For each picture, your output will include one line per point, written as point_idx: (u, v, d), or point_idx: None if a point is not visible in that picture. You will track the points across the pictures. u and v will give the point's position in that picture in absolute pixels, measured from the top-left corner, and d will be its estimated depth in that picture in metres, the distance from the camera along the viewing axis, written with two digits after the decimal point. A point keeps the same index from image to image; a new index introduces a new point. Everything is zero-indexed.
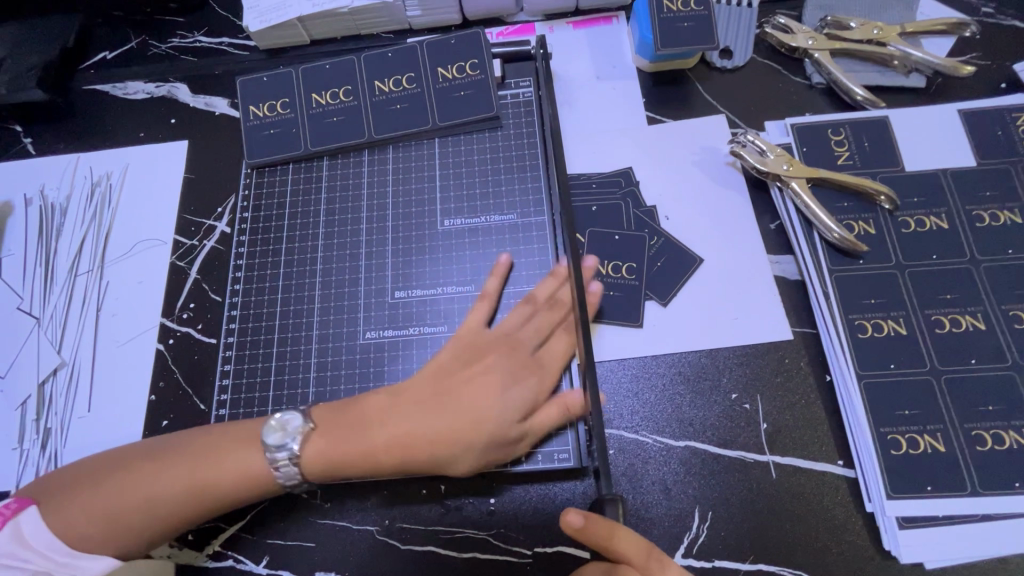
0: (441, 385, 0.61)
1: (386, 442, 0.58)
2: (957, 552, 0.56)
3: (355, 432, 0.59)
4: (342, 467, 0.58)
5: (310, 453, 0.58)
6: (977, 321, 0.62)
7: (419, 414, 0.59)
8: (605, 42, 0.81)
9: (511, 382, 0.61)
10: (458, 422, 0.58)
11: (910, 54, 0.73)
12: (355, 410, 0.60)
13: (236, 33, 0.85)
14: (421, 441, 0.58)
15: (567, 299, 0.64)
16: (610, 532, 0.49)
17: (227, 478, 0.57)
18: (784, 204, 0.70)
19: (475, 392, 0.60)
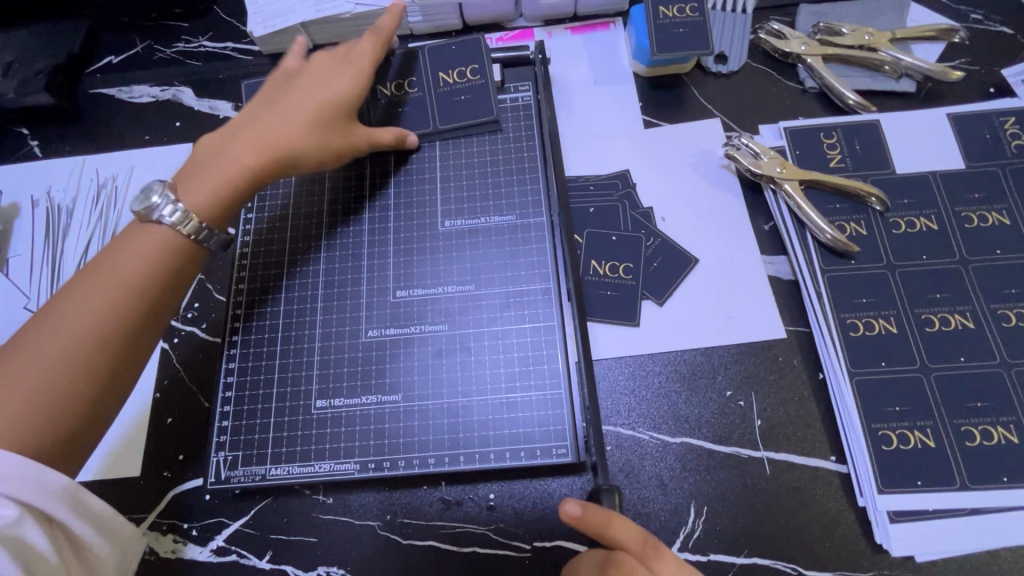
0: (269, 96, 0.68)
1: (250, 149, 0.62)
2: (946, 546, 0.58)
3: (218, 149, 0.63)
4: (228, 180, 0.61)
5: (194, 198, 0.59)
6: (965, 319, 0.64)
7: (263, 117, 0.65)
8: (602, 47, 0.82)
9: (334, 74, 0.69)
10: (294, 117, 0.65)
11: (901, 59, 0.75)
12: (203, 161, 0.63)
13: (240, 38, 0.87)
14: (282, 137, 0.64)
15: (390, 27, 0.73)
16: (607, 520, 0.50)
17: (119, 265, 0.56)
18: (777, 205, 0.71)
19: (301, 89, 0.67)
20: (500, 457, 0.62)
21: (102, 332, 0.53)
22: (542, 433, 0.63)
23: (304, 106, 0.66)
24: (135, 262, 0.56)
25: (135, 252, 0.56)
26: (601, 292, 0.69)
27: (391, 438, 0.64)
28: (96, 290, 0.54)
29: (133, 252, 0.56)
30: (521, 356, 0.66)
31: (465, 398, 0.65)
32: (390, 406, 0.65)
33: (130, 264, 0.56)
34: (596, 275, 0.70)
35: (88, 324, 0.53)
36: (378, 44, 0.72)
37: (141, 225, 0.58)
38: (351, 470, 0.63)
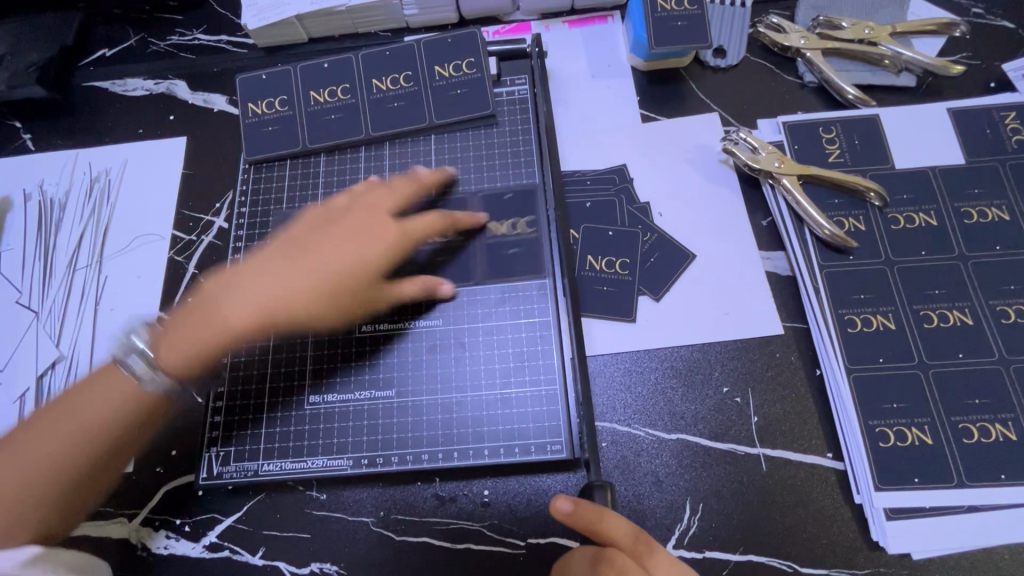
0: (292, 243, 0.65)
1: (242, 315, 0.61)
2: (944, 544, 0.57)
3: (212, 300, 0.62)
4: (202, 345, 0.60)
5: (166, 356, 0.59)
6: (964, 316, 0.63)
7: (267, 273, 0.63)
8: (600, 41, 0.82)
9: (363, 239, 0.65)
10: (300, 277, 0.62)
11: (901, 53, 0.74)
12: (196, 304, 0.62)
13: (235, 31, 0.86)
14: (283, 300, 0.61)
15: (425, 228, 0.67)
16: (598, 516, 0.51)
17: (101, 401, 0.57)
18: (774, 200, 0.71)
19: (325, 245, 0.64)
20: (494, 454, 0.62)
21: (106, 425, 0.56)
22: (537, 430, 0.62)
23: (320, 262, 0.63)
24: (120, 381, 0.58)
25: (118, 412, 0.57)
26: (597, 288, 0.69)
27: (384, 433, 0.64)
28: (96, 403, 0.57)
29: (116, 413, 0.57)
30: (515, 352, 0.65)
31: (459, 393, 0.64)
32: (384, 401, 0.65)
33: (112, 423, 0.56)
34: (592, 270, 0.69)
35: (94, 418, 0.56)
36: (438, 224, 0.67)
37: (119, 368, 0.58)
38: (344, 466, 0.63)
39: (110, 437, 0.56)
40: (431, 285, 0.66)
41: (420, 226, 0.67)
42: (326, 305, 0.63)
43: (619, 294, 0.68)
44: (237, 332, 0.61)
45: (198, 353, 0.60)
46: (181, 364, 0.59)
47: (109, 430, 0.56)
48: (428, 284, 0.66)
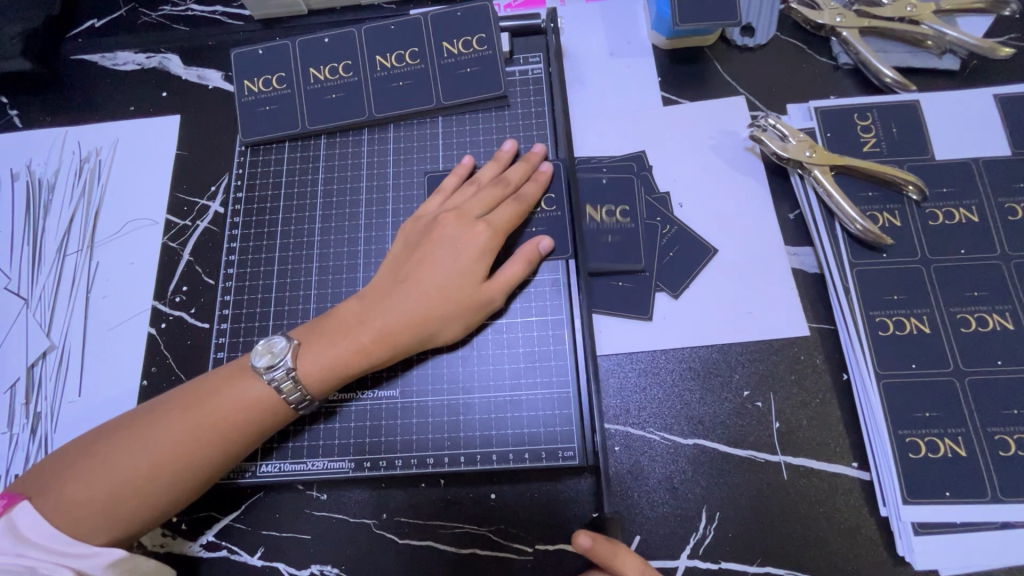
0: (403, 262, 0.61)
1: (367, 343, 0.58)
2: (974, 561, 0.54)
3: (346, 326, 0.59)
4: (344, 367, 0.57)
5: (306, 368, 0.57)
6: (1004, 320, 0.59)
7: (392, 296, 0.59)
8: (620, 15, 0.76)
9: (462, 248, 0.60)
10: (427, 295, 0.59)
11: (945, 33, 0.69)
12: (331, 320, 0.59)
13: (230, 1, 0.81)
14: (403, 325, 0.58)
15: (534, 193, 0.64)
16: (614, 553, 0.50)
17: (242, 401, 0.56)
18: (803, 191, 0.66)
19: (436, 258, 0.60)
20: (503, 458, 0.59)
21: (197, 449, 0.54)
22: (547, 435, 0.60)
23: (436, 275, 0.59)
24: (214, 400, 0.56)
25: (251, 416, 0.56)
26: (602, 240, 0.65)
27: (388, 435, 0.61)
28: (185, 428, 0.54)
29: (245, 416, 0.56)
30: (526, 351, 0.62)
31: (466, 395, 0.61)
32: (387, 402, 0.62)
33: (234, 423, 0.55)
34: (595, 222, 0.66)
35: (178, 444, 0.54)
36: (518, 212, 0.62)
37: (252, 370, 0.57)
38: (346, 468, 0.60)
39: (225, 441, 0.55)
40: (532, 255, 0.61)
41: (511, 214, 0.62)
42: (454, 319, 0.59)
43: (624, 244, 0.65)
44: (380, 354, 0.58)
45: (333, 375, 0.57)
46: (320, 383, 0.57)
47: (237, 427, 0.55)
48: (528, 257, 0.61)
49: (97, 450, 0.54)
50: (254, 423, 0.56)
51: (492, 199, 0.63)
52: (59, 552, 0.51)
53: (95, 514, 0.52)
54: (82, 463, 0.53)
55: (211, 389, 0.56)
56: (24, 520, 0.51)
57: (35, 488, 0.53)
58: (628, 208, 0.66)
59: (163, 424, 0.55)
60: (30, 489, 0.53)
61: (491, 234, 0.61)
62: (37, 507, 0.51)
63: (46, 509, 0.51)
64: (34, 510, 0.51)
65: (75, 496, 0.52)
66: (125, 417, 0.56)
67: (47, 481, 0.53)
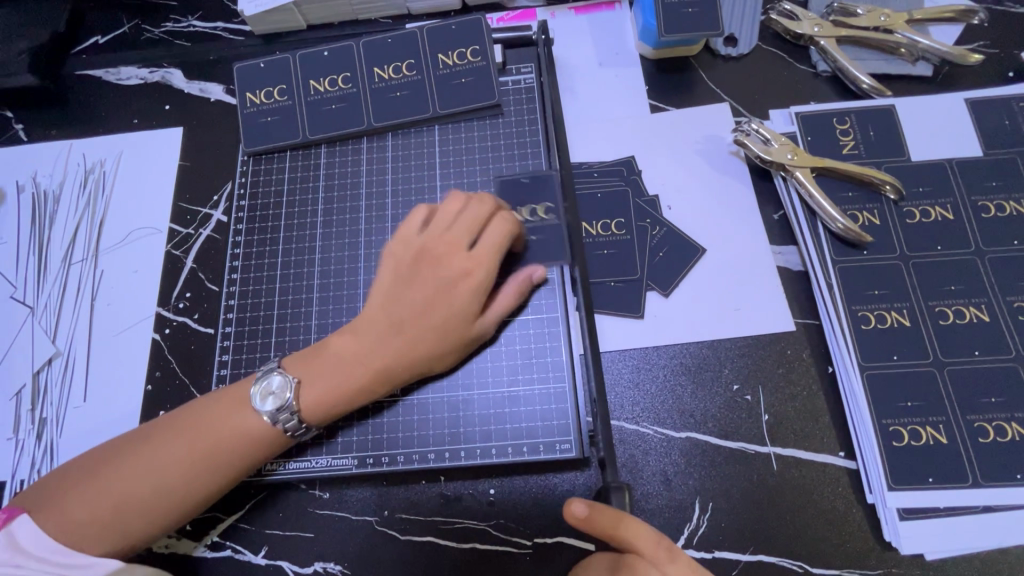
0: (398, 294, 0.60)
1: (366, 378, 0.59)
2: (958, 544, 0.56)
3: (341, 363, 0.59)
4: (343, 403, 0.59)
5: (308, 403, 0.58)
6: (980, 312, 0.62)
7: (387, 334, 0.59)
8: (608, 27, 0.80)
9: (460, 284, 0.59)
10: (426, 337, 0.59)
11: (918, 41, 0.72)
12: (329, 353, 0.60)
13: (231, 17, 0.84)
14: (400, 364, 0.59)
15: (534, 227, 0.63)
16: (617, 520, 0.48)
17: (244, 432, 0.57)
18: (786, 192, 0.69)
19: (433, 295, 0.59)
20: (502, 452, 0.61)
21: (199, 476, 0.56)
22: (545, 429, 0.61)
23: (431, 310, 0.59)
24: (217, 431, 0.57)
25: (251, 444, 0.57)
26: (598, 253, 0.68)
27: (390, 432, 0.63)
28: (189, 455, 0.56)
29: (246, 444, 0.57)
30: (523, 349, 0.64)
31: (466, 391, 0.63)
32: (388, 399, 0.64)
33: (237, 453, 0.57)
34: (591, 237, 0.69)
35: (182, 471, 0.55)
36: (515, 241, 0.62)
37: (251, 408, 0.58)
38: (349, 465, 0.62)
39: (228, 469, 0.57)
40: (526, 282, 0.63)
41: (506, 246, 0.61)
42: (451, 357, 0.61)
43: (620, 256, 0.68)
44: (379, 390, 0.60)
45: (334, 411, 0.59)
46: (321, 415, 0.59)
47: (239, 453, 0.57)
48: (522, 286, 0.63)
49: (98, 470, 0.55)
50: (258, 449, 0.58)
51: (489, 224, 0.61)
52: (58, 563, 0.52)
53: (96, 532, 0.53)
54: (84, 482, 0.54)
55: (212, 417, 0.58)
56: (22, 532, 0.52)
57: (37, 500, 0.54)
58: (621, 221, 0.69)
59: (166, 449, 0.56)
60: (30, 502, 0.54)
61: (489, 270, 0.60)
62: (39, 522, 0.53)
63: (48, 524, 0.53)
64: (34, 523, 0.52)
65: (77, 514, 0.53)
66: (127, 436, 0.58)
67: (49, 496, 0.54)
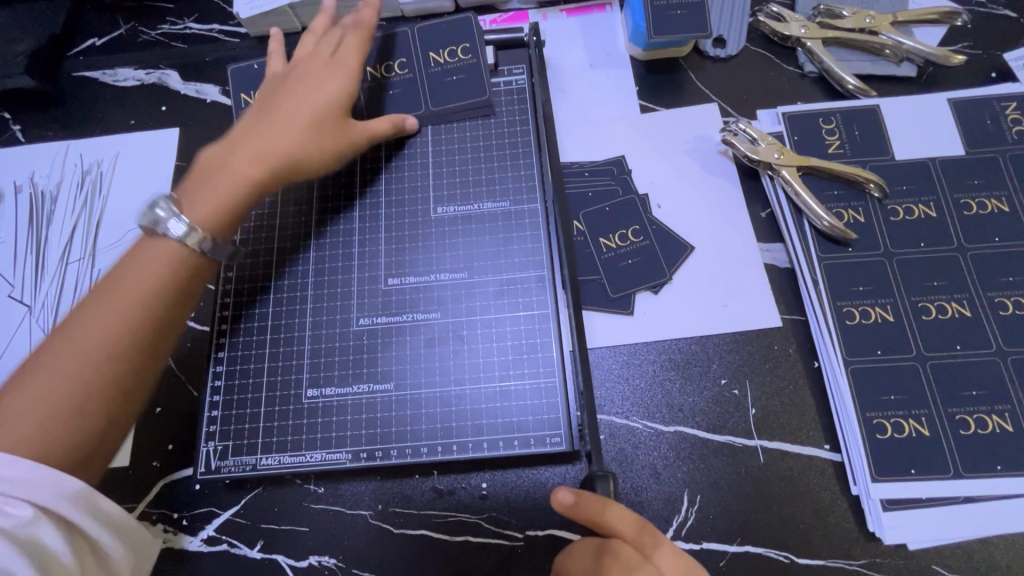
0: (262, 104, 0.66)
1: (252, 156, 0.61)
2: (940, 534, 0.57)
3: (225, 151, 0.62)
4: (232, 199, 0.59)
5: (200, 211, 0.57)
6: (962, 308, 0.63)
7: (259, 134, 0.63)
8: (599, 29, 0.81)
9: (323, 78, 0.67)
10: (290, 123, 0.64)
11: (902, 42, 0.74)
12: (207, 165, 0.61)
13: (227, 20, 0.85)
14: (277, 148, 0.62)
15: (383, 127, 0.70)
16: (601, 507, 0.50)
17: (148, 261, 0.54)
18: (773, 190, 0.70)
19: (297, 90, 0.66)
20: (494, 446, 0.62)
21: (114, 330, 0.51)
22: (536, 423, 0.62)
23: (305, 112, 0.65)
24: (124, 289, 0.53)
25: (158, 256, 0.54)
26: (623, 263, 0.69)
27: (384, 427, 0.64)
28: (100, 311, 0.52)
29: (157, 267, 0.54)
30: (514, 344, 0.65)
31: (458, 387, 0.64)
32: (382, 395, 0.65)
33: (149, 301, 0.53)
34: (611, 250, 0.69)
35: (92, 343, 0.50)
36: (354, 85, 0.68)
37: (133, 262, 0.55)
38: (344, 459, 0.63)
39: (143, 322, 0.52)
40: (398, 123, 0.71)
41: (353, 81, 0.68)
42: (329, 150, 0.65)
43: (643, 264, 0.69)
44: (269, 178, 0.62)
45: (224, 212, 0.58)
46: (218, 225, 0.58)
47: (149, 282, 0.53)
48: (393, 121, 0.71)
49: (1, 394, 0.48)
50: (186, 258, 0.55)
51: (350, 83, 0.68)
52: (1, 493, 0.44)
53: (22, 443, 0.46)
54: None
55: (111, 280, 0.53)
56: None
57: None
58: (637, 228, 0.70)
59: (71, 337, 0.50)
60: None
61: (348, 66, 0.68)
62: None
63: None
64: None
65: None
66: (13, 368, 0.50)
67: None
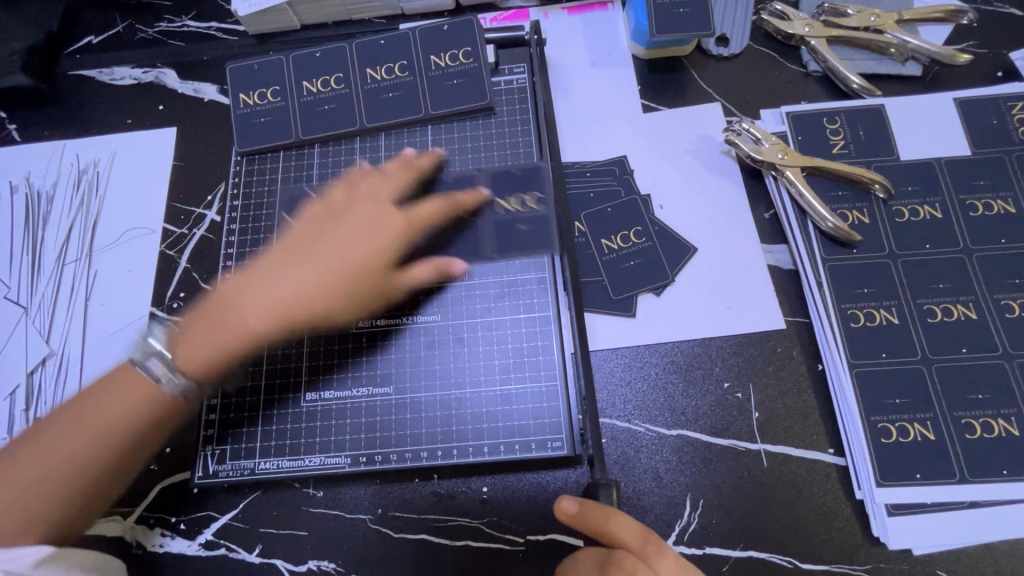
0: (304, 238, 0.62)
1: (264, 311, 0.57)
2: (945, 539, 0.57)
3: (243, 283, 0.59)
4: (223, 353, 0.56)
5: (190, 353, 0.55)
6: (968, 310, 0.63)
7: (287, 270, 0.59)
8: (600, 28, 0.80)
9: (375, 226, 0.62)
10: (325, 269, 0.59)
11: (907, 41, 0.73)
12: (217, 298, 0.58)
13: (225, 17, 0.84)
14: (298, 298, 0.58)
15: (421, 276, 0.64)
16: (606, 517, 0.49)
17: (159, 369, 0.55)
18: (777, 191, 0.70)
19: (345, 231, 0.62)
20: (495, 450, 0.61)
21: (119, 417, 0.53)
22: (537, 427, 0.62)
23: (345, 255, 0.60)
24: (138, 383, 0.54)
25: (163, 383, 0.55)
26: (625, 265, 0.68)
27: (383, 430, 0.63)
28: (109, 400, 0.53)
29: (163, 376, 0.55)
30: (515, 347, 0.65)
31: (458, 390, 0.64)
32: (382, 398, 0.64)
33: (154, 391, 0.54)
34: (613, 251, 0.68)
35: (98, 424, 0.52)
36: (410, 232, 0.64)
37: (136, 370, 0.55)
38: (343, 463, 0.62)
39: (146, 415, 0.54)
40: (442, 266, 0.65)
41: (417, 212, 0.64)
42: (357, 301, 0.61)
43: (644, 265, 0.68)
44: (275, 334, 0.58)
45: (213, 359, 0.56)
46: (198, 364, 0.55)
47: (156, 381, 0.54)
48: (438, 267, 0.65)
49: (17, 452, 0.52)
50: (183, 397, 0.55)
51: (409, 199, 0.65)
52: None
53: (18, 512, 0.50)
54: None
55: (127, 364, 0.55)
56: None
57: None
58: (639, 229, 0.69)
59: (83, 412, 0.53)
60: None
61: (402, 218, 0.63)
62: None
63: None
64: None
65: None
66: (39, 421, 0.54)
67: None
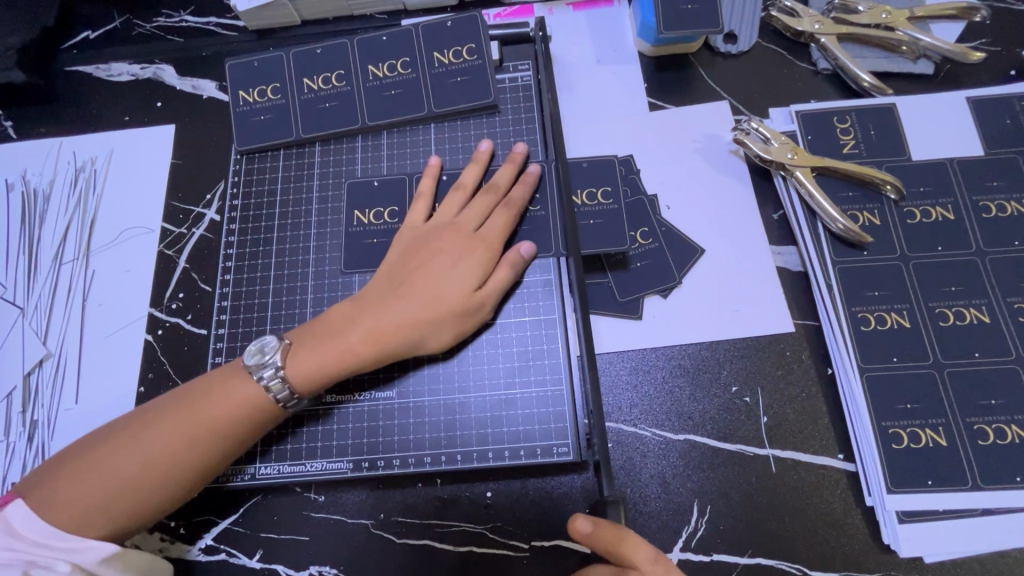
0: (400, 266, 0.62)
1: (365, 338, 0.59)
2: (956, 546, 0.56)
3: (346, 311, 0.60)
4: (330, 370, 0.58)
5: (293, 370, 0.57)
6: (981, 314, 0.61)
7: (386, 301, 0.60)
8: (606, 25, 0.79)
9: (459, 258, 0.61)
10: (422, 297, 0.60)
11: (919, 38, 0.72)
12: (323, 322, 0.60)
13: (224, 12, 0.82)
14: (394, 326, 0.59)
15: (504, 276, 0.62)
16: (620, 537, 0.48)
17: (236, 397, 0.56)
18: (786, 192, 0.68)
19: (433, 265, 0.61)
20: (499, 456, 0.60)
21: (186, 439, 0.54)
22: (542, 432, 0.61)
23: (437, 284, 0.60)
24: (208, 407, 0.56)
25: (237, 411, 0.56)
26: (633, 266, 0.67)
27: (386, 435, 0.62)
28: (184, 423, 0.55)
29: (235, 407, 0.56)
30: (520, 351, 0.63)
31: (463, 394, 0.63)
32: (384, 402, 0.63)
33: (226, 417, 0.56)
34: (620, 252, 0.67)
35: (166, 445, 0.54)
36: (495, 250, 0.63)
37: (243, 372, 0.58)
38: (345, 468, 0.61)
39: (215, 438, 0.55)
40: (516, 259, 0.62)
41: (502, 224, 0.64)
42: (446, 326, 0.60)
43: (652, 267, 0.67)
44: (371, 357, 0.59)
45: (319, 375, 0.58)
46: (307, 383, 0.57)
47: (225, 409, 0.56)
48: (514, 262, 0.62)
49: (92, 450, 0.54)
50: (266, 409, 0.57)
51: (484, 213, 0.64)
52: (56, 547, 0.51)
53: (86, 515, 0.52)
54: (72, 467, 0.53)
55: (205, 388, 0.57)
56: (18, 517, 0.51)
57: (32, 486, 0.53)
58: (646, 230, 0.68)
59: (155, 429, 0.55)
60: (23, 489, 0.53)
61: (489, 246, 0.62)
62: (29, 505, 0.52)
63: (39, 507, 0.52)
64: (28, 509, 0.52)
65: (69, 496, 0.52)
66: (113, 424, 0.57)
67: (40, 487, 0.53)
